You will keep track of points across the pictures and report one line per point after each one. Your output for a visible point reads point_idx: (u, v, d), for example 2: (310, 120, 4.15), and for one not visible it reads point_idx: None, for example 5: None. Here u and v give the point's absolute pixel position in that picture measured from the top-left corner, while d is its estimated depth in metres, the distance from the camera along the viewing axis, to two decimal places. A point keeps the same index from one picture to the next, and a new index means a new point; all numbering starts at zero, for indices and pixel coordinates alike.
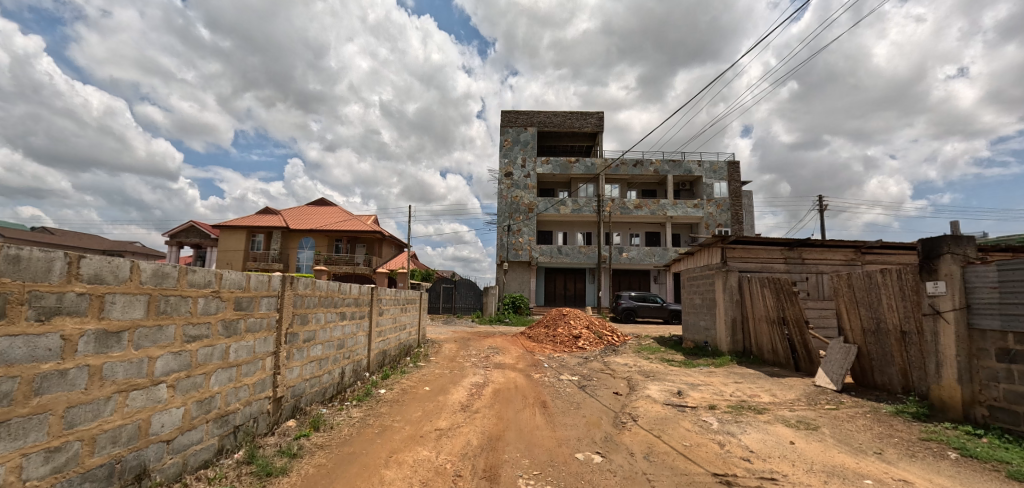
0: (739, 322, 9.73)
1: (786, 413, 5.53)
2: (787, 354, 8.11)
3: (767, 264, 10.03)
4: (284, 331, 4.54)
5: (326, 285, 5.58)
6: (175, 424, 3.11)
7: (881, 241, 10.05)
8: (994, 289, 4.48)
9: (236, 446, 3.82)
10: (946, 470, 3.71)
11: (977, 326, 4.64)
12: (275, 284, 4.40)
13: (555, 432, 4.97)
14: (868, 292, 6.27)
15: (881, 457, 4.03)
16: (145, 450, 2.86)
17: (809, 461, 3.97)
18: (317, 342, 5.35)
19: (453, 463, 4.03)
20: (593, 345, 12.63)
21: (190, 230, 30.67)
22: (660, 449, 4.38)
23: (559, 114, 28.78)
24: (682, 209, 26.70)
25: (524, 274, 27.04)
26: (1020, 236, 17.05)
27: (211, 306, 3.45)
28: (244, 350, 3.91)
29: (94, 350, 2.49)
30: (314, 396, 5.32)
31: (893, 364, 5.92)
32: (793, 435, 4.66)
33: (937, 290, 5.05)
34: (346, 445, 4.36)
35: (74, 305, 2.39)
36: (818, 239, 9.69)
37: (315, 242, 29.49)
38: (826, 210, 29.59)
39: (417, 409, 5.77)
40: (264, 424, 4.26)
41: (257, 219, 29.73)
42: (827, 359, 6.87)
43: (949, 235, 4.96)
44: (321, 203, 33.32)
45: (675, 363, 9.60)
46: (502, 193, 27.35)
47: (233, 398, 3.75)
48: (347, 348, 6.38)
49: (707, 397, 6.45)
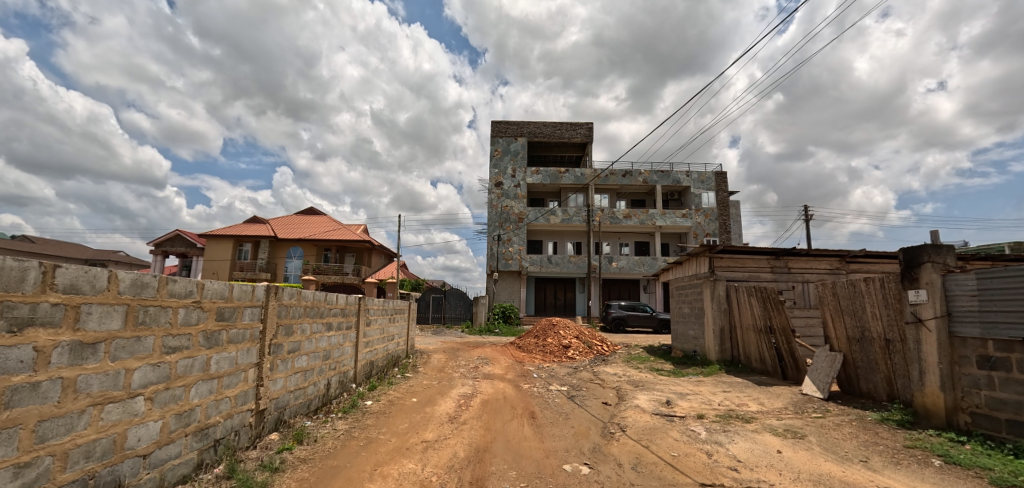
0: (728, 330, 9.80)
1: (773, 421, 5.56)
2: (774, 362, 8.19)
3: (753, 274, 10.16)
4: (267, 342, 4.46)
5: (313, 295, 5.54)
6: (152, 438, 3.02)
7: (864, 250, 10.26)
8: (974, 297, 4.58)
9: (216, 461, 3.72)
10: (931, 477, 3.74)
11: (958, 334, 4.73)
12: (259, 293, 4.35)
13: (543, 443, 4.94)
14: (853, 300, 6.36)
15: (867, 465, 4.06)
16: (120, 464, 2.78)
17: (796, 470, 3.98)
18: (302, 353, 5.27)
19: (439, 475, 3.97)
20: (583, 355, 12.62)
21: (176, 239, 30.18)
22: (648, 459, 4.37)
23: (549, 124, 29.02)
24: (671, 219, 26.95)
25: (514, 283, 27.01)
26: (998, 247, 17.34)
27: (192, 316, 3.39)
28: (226, 361, 3.83)
29: (68, 362, 2.44)
30: (299, 408, 5.22)
31: (877, 371, 6.00)
32: (780, 443, 4.69)
33: (918, 298, 5.15)
34: (329, 459, 4.28)
35: (48, 316, 2.33)
36: (804, 248, 9.86)
37: (303, 251, 29.20)
38: (809, 221, 30.20)
39: (403, 421, 5.69)
40: (246, 437, 4.17)
41: (245, 228, 29.35)
42: (813, 367, 6.95)
43: (929, 244, 5.06)
44: (309, 212, 33.09)
45: (664, 372, 9.64)
46: (491, 203, 27.39)
47: (213, 411, 3.66)
48: (334, 359, 6.31)
49: (696, 406, 6.48)
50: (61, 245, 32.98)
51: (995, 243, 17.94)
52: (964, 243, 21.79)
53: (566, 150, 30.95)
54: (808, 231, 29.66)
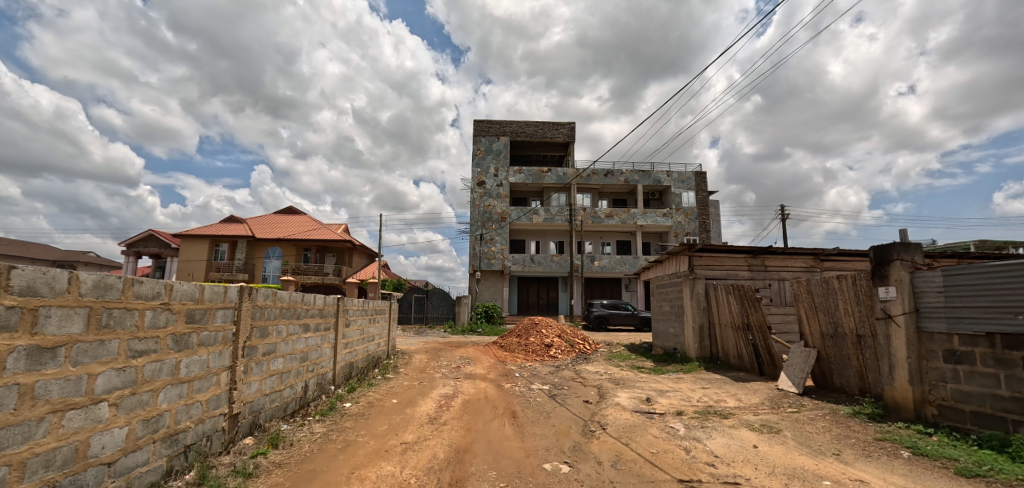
0: (707, 328, 9.98)
1: (750, 417, 5.68)
2: (751, 359, 8.36)
3: (731, 272, 10.36)
4: (241, 344, 4.35)
5: (289, 296, 5.43)
6: (118, 445, 2.92)
7: (837, 249, 10.57)
8: (940, 294, 4.76)
9: (187, 467, 3.61)
10: (899, 468, 3.87)
11: (926, 329, 4.90)
12: (232, 295, 4.24)
13: (524, 443, 4.94)
14: (826, 297, 6.54)
15: (839, 458, 4.18)
16: (82, 473, 2.67)
17: (771, 465, 4.06)
18: (278, 355, 5.17)
19: (418, 477, 3.94)
20: (565, 354, 12.69)
21: (148, 240, 29.22)
22: (628, 456, 4.42)
23: (531, 124, 29.11)
24: (651, 218, 27.28)
25: (497, 283, 27.04)
26: (965, 245, 17.86)
27: (160, 319, 3.28)
28: (197, 365, 3.72)
29: (25, 368, 2.33)
30: (275, 412, 5.11)
31: (850, 366, 6.17)
32: (756, 438, 4.79)
33: (888, 294, 5.32)
34: (305, 463, 4.20)
35: (3, 319, 2.22)
36: (779, 247, 10.09)
37: (282, 251, 28.61)
38: (786, 219, 30.93)
39: (383, 422, 5.64)
40: (218, 442, 4.06)
41: (221, 228, 28.65)
42: (789, 363, 7.11)
43: (899, 242, 5.23)
44: (288, 212, 32.47)
45: (644, 369, 9.77)
46: (474, 202, 27.33)
47: (183, 416, 3.56)
48: (311, 361, 6.19)
49: (675, 403, 6.58)
50: (27, 246, 31.72)
51: (962, 242, 18.68)
52: (928, 242, 22.62)
53: (549, 149, 31.06)
54: (783, 230, 30.41)
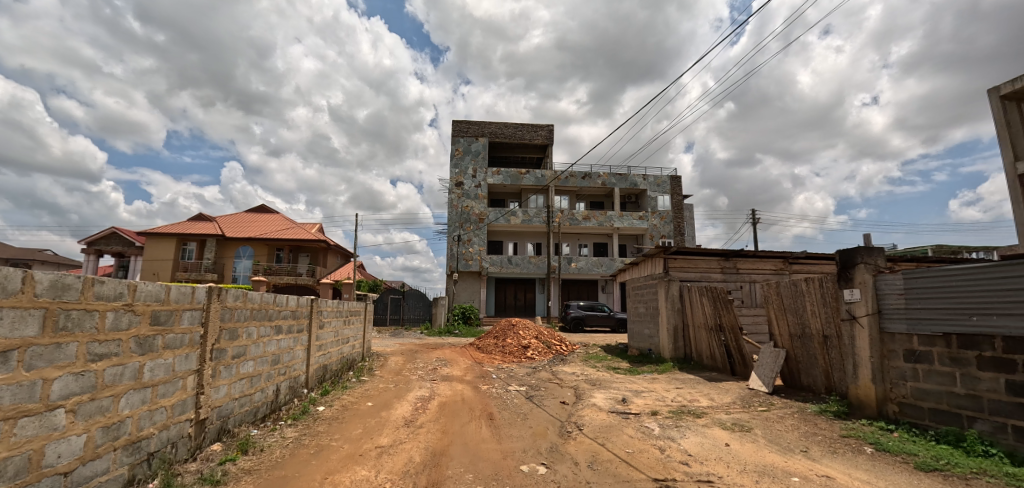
0: (681, 329, 10.20)
1: (722, 416, 5.83)
2: (724, 359, 8.59)
3: (704, 274, 10.63)
4: (209, 347, 4.22)
5: (260, 297, 5.29)
6: (75, 453, 2.78)
7: (804, 252, 10.98)
8: (901, 296, 5.01)
9: (150, 475, 3.47)
10: (863, 464, 4.04)
11: (887, 330, 5.14)
12: (200, 296, 4.10)
13: (501, 444, 4.95)
14: (795, 299, 6.78)
15: (807, 454, 4.34)
16: (37, 484, 2.54)
17: (742, 462, 4.18)
18: (248, 358, 5.02)
19: (392, 481, 3.89)
20: (542, 355, 12.76)
21: (110, 238, 27.92)
22: (604, 456, 4.48)
23: (511, 126, 29.17)
24: (628, 221, 27.74)
25: (474, 284, 27.01)
26: (922, 249, 18.79)
27: (122, 321, 3.15)
28: (162, 368, 3.59)
29: None
30: (245, 416, 4.97)
31: (817, 365, 6.42)
32: (728, 437, 4.93)
33: (853, 296, 5.57)
34: (277, 469, 4.10)
35: None
36: (750, 250, 10.42)
37: (254, 251, 27.79)
38: (756, 223, 31.91)
39: (358, 426, 5.54)
40: (184, 449, 3.92)
41: (189, 226, 27.63)
42: (760, 363, 7.34)
43: (863, 246, 5.48)
44: (261, 210, 31.56)
45: (620, 370, 9.91)
46: (452, 203, 27.19)
47: (146, 423, 3.42)
48: (283, 364, 6.04)
49: (650, 403, 6.70)
50: None
51: (918, 247, 19.64)
52: (887, 247, 23.73)
53: (529, 151, 31.19)
54: (754, 233, 31.37)
